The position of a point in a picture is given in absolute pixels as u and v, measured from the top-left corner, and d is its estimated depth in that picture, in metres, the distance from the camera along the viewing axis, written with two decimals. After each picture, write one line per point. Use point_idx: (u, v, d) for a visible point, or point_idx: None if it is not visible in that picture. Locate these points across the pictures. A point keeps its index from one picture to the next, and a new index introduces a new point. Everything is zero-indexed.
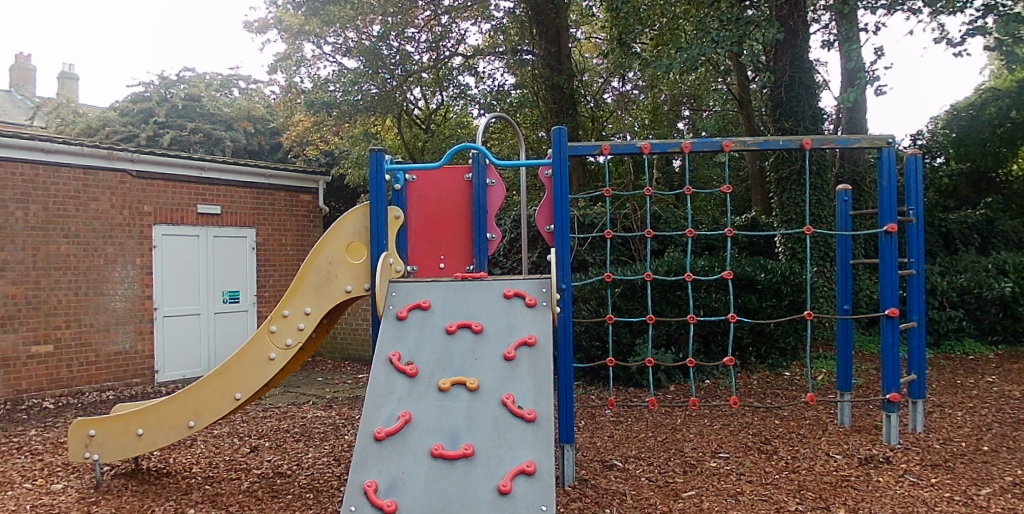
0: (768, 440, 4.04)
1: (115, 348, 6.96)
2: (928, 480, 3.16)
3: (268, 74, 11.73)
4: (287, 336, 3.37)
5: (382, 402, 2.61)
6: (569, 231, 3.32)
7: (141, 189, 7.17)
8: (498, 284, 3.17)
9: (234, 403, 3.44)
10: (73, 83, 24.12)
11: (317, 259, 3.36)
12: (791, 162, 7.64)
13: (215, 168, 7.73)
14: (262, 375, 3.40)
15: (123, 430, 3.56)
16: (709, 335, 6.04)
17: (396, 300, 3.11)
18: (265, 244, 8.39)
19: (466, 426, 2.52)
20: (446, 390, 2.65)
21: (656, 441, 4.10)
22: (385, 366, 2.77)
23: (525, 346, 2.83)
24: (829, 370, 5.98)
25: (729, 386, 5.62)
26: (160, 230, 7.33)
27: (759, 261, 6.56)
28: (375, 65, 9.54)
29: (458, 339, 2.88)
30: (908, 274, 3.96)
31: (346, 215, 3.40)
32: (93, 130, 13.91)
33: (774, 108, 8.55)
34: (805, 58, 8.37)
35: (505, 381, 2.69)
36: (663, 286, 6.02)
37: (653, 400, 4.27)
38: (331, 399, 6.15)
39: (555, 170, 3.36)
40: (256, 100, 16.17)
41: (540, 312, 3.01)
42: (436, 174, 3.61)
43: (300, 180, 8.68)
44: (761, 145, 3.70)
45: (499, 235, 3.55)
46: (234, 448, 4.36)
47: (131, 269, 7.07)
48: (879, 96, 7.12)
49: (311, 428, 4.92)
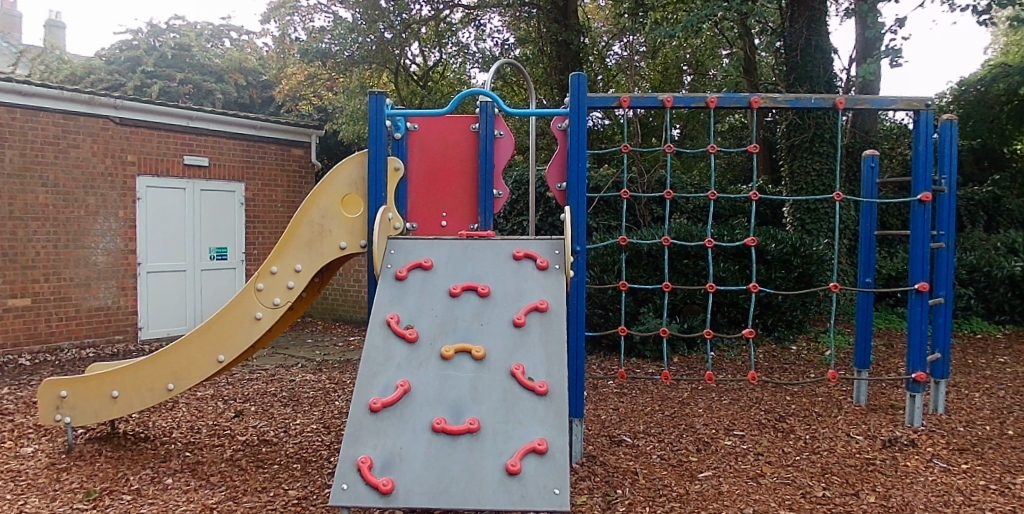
0: (783, 417, 3.85)
1: (96, 303, 6.68)
2: (959, 466, 2.98)
3: (259, 23, 11.21)
4: (275, 295, 3.09)
5: (378, 370, 2.36)
6: (586, 189, 2.99)
7: (125, 137, 6.79)
8: (507, 243, 2.88)
9: (218, 366, 3.19)
10: (59, 31, 23.30)
11: (309, 210, 3.03)
12: (805, 129, 7.30)
13: (202, 117, 7.33)
14: (247, 336, 3.14)
15: (98, 391, 3.31)
16: (716, 306, 5.82)
17: (395, 259, 2.83)
18: (254, 200, 8.03)
19: (471, 398, 2.28)
20: (449, 358, 2.40)
21: (665, 416, 3.90)
22: (381, 329, 2.51)
23: (536, 311, 2.57)
24: (838, 345, 5.80)
25: (736, 359, 5.42)
26: (144, 181, 6.96)
27: (770, 230, 6.31)
28: (371, 17, 9.07)
29: (462, 302, 2.62)
30: (937, 248, 3.68)
31: (341, 163, 3.06)
32: (77, 79, 13.54)
33: (788, 73, 8.08)
34: (823, 21, 7.89)
35: (514, 350, 2.45)
36: (671, 254, 5.75)
37: (666, 372, 4.04)
38: (321, 362, 5.90)
39: (571, 120, 3.00)
40: (248, 51, 15.54)
41: (553, 276, 2.73)
42: (440, 122, 3.30)
43: (292, 133, 8.29)
44: (792, 103, 3.34)
45: (507, 193, 3.27)
46: (218, 412, 4.13)
47: (113, 222, 6.74)
48: (896, 69, 6.77)
49: (300, 393, 4.69)
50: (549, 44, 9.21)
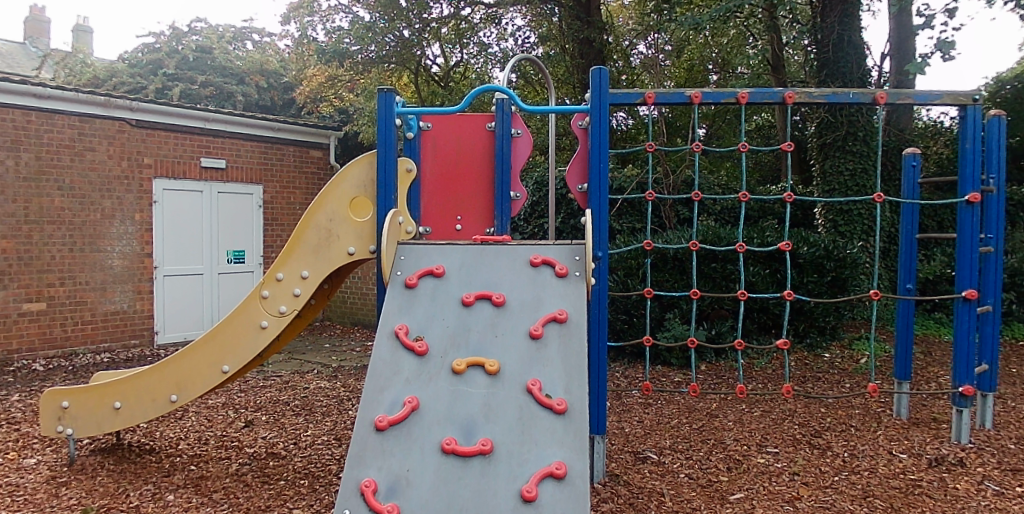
0: (818, 432, 3.62)
1: (112, 307, 6.67)
2: (1015, 490, 2.73)
3: (279, 25, 11.18)
4: (281, 303, 2.96)
5: (385, 385, 2.21)
6: (608, 191, 2.80)
7: (141, 140, 6.77)
8: (523, 249, 2.71)
9: (222, 376, 3.08)
10: (88, 36, 23.70)
11: (316, 214, 2.89)
12: (837, 127, 7.00)
13: (220, 119, 7.28)
14: (252, 346, 3.02)
15: (102, 402, 3.28)
16: (745, 312, 5.59)
17: (405, 265, 2.67)
18: (272, 203, 7.97)
19: (484, 417, 2.12)
20: (460, 372, 2.24)
21: (692, 429, 3.69)
22: (390, 341, 2.35)
23: (554, 322, 2.39)
24: (874, 353, 5.51)
25: (766, 368, 5.19)
26: (160, 184, 6.93)
27: (801, 233, 6.05)
28: (389, 17, 8.94)
29: (475, 312, 2.45)
30: (987, 253, 3.38)
31: (349, 164, 2.92)
32: (100, 82, 13.70)
33: (820, 69, 7.73)
34: (856, 14, 7.55)
35: (530, 364, 2.27)
36: (697, 258, 5.52)
37: (693, 384, 3.81)
38: (337, 368, 5.78)
39: (592, 117, 2.80)
40: (269, 53, 15.59)
41: (572, 283, 2.55)
42: (453, 120, 3.15)
43: (310, 135, 8.20)
44: (828, 97, 3.10)
45: (524, 194, 3.11)
46: (227, 422, 4.10)
47: (129, 225, 6.73)
48: (947, 63, 6.43)
49: (313, 401, 4.58)
50: (569, 42, 9.03)
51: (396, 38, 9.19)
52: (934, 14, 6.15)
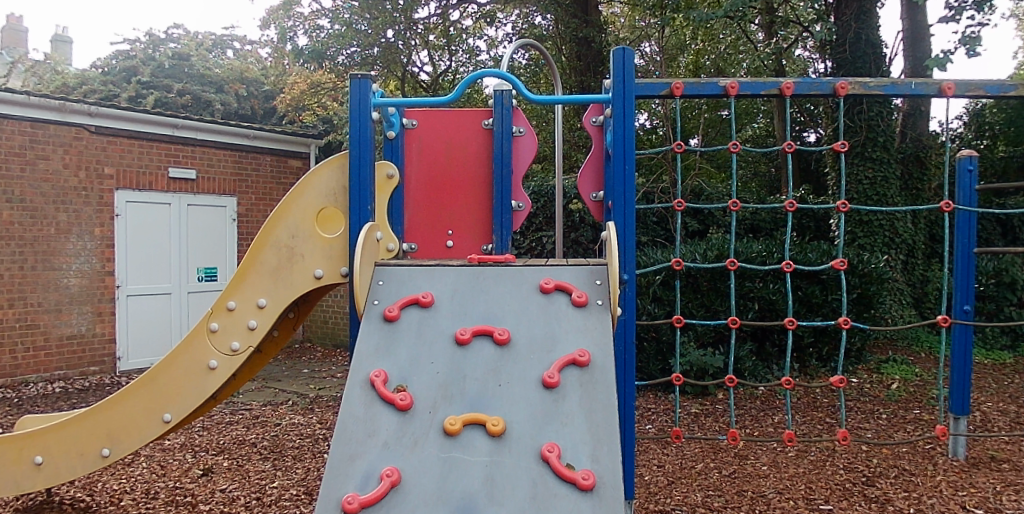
0: (870, 479, 3.12)
1: (68, 330, 6.09)
2: None
3: (259, 30, 10.67)
4: (232, 339, 2.41)
5: (357, 452, 1.65)
6: (634, 202, 2.28)
7: (101, 147, 6.20)
8: (530, 271, 2.18)
9: (163, 427, 2.53)
10: (66, 47, 23.03)
11: (275, 230, 2.36)
12: (856, 132, 6.56)
13: (189, 126, 6.73)
14: (198, 390, 2.47)
15: (21, 455, 2.71)
16: (763, 334, 5.11)
17: (384, 293, 2.12)
18: (247, 216, 7.42)
19: (486, 495, 1.55)
20: (455, 434, 1.68)
21: (722, 477, 3.18)
22: (363, 392, 1.79)
23: (573, 367, 1.85)
24: (905, 378, 5.03)
25: (790, 396, 4.70)
26: (123, 196, 6.37)
27: (822, 247, 5.60)
28: (373, 19, 8.45)
29: (473, 354, 1.90)
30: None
31: (316, 169, 2.39)
32: (70, 89, 13.13)
33: (836, 71, 7.30)
34: (874, 11, 7.13)
35: (544, 422, 1.72)
36: (711, 275, 5.05)
37: (729, 433, 2.85)
38: (314, 399, 5.24)
39: (615, 109, 2.29)
40: (250, 61, 15.07)
41: (594, 315, 2.02)
42: (443, 116, 2.64)
43: (288, 143, 7.65)
44: (888, 89, 2.61)
45: (528, 204, 2.61)
46: (182, 470, 3.55)
47: (88, 241, 6.16)
48: (971, 59, 6.03)
49: (283, 442, 4.02)
50: (565, 44, 8.59)
51: (382, 44, 8.72)
52: (964, 7, 5.76)
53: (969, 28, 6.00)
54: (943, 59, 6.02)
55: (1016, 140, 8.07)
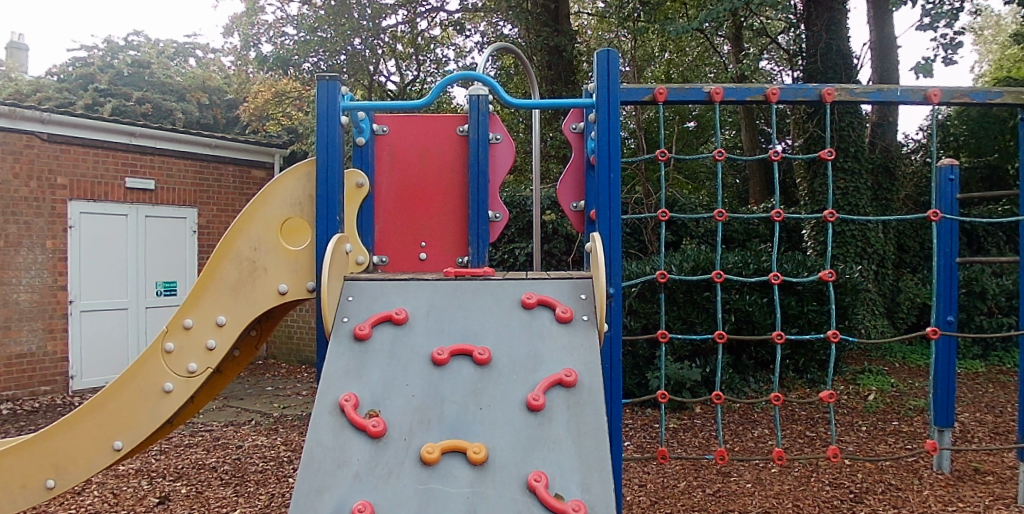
0: (857, 495, 3.05)
1: (17, 349, 5.73)
2: None
3: (223, 37, 10.39)
4: (189, 360, 2.22)
5: (325, 485, 1.49)
6: (620, 212, 2.18)
7: (54, 156, 5.88)
8: (511, 285, 2.05)
9: (114, 456, 2.32)
10: (19, 53, 22.19)
11: (236, 241, 2.20)
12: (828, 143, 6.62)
13: (148, 134, 6.45)
14: (153, 415, 2.27)
15: None
16: (740, 346, 5.07)
17: (354, 309, 1.97)
18: (208, 227, 7.16)
19: None
20: (433, 463, 1.53)
21: (706, 496, 3.07)
22: (331, 418, 1.63)
23: (559, 387, 1.73)
24: (880, 389, 5.03)
25: (768, 409, 4.64)
26: (77, 207, 6.06)
27: (797, 258, 5.61)
28: (341, 26, 8.28)
29: (451, 374, 1.76)
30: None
31: (279, 177, 2.24)
32: (23, 96, 12.60)
33: (807, 81, 7.37)
34: (844, 22, 7.23)
35: (529, 448, 1.59)
36: (688, 287, 5.00)
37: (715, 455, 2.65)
38: (279, 418, 5.01)
39: (599, 114, 2.18)
40: (212, 70, 14.72)
41: (580, 332, 1.90)
42: (415, 122, 2.51)
43: (251, 153, 7.42)
44: (874, 96, 2.58)
45: (505, 214, 2.49)
46: (137, 498, 3.31)
47: (38, 254, 5.83)
48: (951, 65, 6.16)
49: (246, 466, 3.80)
50: (536, 54, 8.54)
51: (350, 52, 8.55)
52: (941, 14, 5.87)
53: (947, 34, 6.12)
54: (927, 65, 6.13)
55: (978, 151, 8.34)
